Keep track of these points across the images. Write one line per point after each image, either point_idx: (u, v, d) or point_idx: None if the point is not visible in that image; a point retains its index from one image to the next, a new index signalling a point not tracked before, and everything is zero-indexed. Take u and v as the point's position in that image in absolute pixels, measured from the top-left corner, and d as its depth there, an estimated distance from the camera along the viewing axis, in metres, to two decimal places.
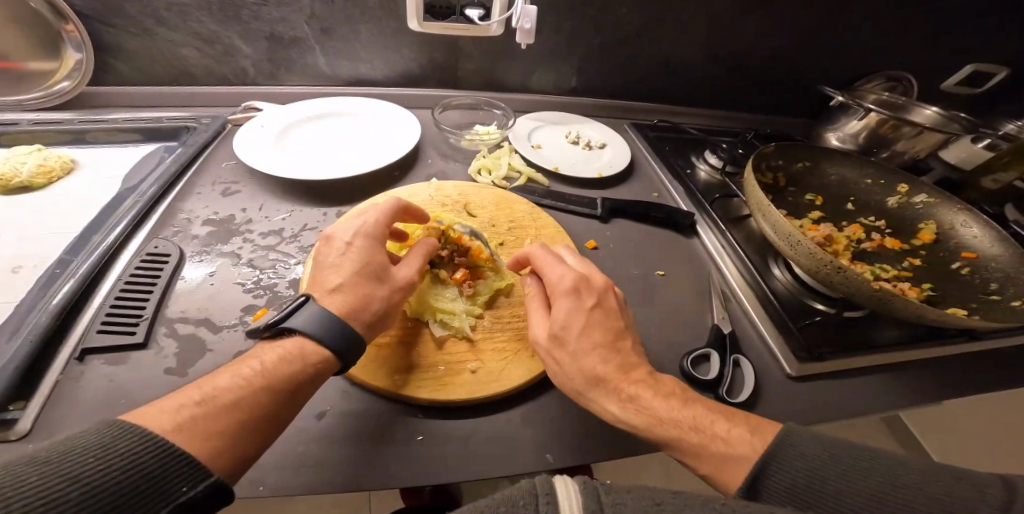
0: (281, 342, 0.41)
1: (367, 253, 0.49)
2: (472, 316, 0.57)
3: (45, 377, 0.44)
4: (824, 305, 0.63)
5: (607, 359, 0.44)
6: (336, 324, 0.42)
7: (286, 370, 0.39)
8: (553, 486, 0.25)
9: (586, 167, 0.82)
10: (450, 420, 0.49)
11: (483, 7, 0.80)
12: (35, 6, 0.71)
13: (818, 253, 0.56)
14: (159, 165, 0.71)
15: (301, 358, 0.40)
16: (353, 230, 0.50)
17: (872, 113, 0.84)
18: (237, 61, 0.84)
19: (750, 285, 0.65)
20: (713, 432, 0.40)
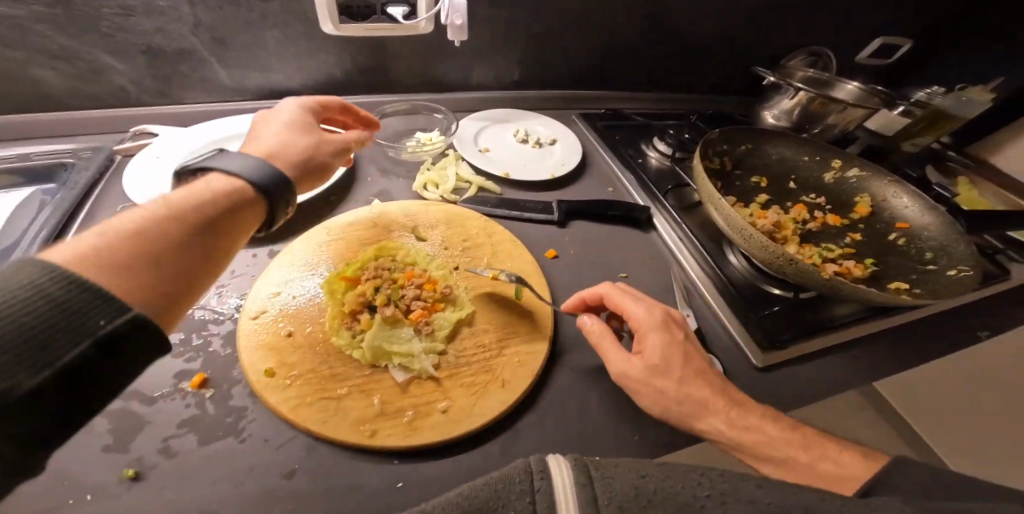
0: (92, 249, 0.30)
1: (294, 141, 0.51)
2: (434, 353, 0.52)
3: None
4: (780, 289, 0.65)
5: (707, 386, 0.46)
6: (260, 166, 0.43)
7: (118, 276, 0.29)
8: (547, 464, 0.29)
9: (538, 168, 0.79)
10: (429, 462, 0.46)
11: (407, 4, 0.73)
12: None
13: (771, 246, 0.56)
14: (38, 213, 0.60)
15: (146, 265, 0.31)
16: (280, 123, 0.52)
17: (802, 92, 0.86)
18: (111, 79, 0.72)
19: (711, 277, 0.66)
20: (823, 453, 0.43)
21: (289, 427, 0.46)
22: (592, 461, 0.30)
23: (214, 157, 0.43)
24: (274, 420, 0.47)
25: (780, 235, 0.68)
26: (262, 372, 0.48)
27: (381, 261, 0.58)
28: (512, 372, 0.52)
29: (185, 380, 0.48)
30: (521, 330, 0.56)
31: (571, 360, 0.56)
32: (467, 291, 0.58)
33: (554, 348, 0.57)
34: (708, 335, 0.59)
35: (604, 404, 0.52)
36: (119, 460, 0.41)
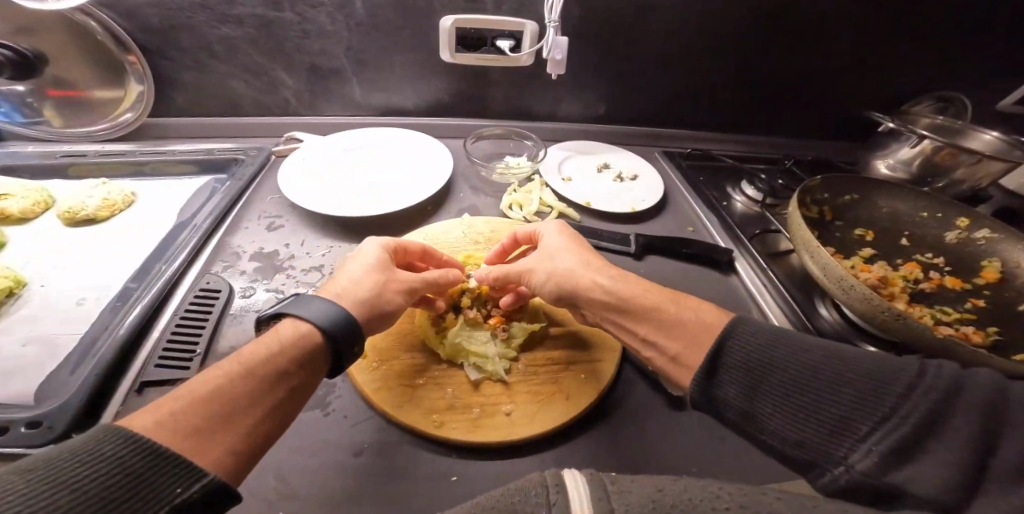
0: (282, 325, 0.42)
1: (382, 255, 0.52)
2: (507, 359, 0.57)
3: (105, 409, 0.48)
4: (876, 346, 0.62)
5: (599, 276, 0.54)
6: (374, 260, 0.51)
7: (267, 356, 0.39)
8: (561, 478, 0.26)
9: (619, 201, 0.82)
10: (486, 459, 0.49)
11: (513, 39, 0.83)
12: (98, 38, 0.75)
13: (874, 299, 0.54)
14: (210, 197, 0.76)
15: (300, 339, 0.41)
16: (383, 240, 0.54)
17: (926, 140, 0.80)
18: (280, 92, 0.88)
19: (796, 325, 0.64)
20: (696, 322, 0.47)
21: (366, 408, 0.53)
22: (611, 475, 0.27)
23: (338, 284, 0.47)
24: (355, 399, 0.53)
25: (887, 291, 0.64)
26: None
27: (467, 269, 0.66)
28: (577, 387, 0.55)
29: None
30: (588, 355, 0.59)
31: (635, 382, 0.58)
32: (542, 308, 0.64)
33: (622, 365, 0.59)
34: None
35: (664, 428, 0.54)
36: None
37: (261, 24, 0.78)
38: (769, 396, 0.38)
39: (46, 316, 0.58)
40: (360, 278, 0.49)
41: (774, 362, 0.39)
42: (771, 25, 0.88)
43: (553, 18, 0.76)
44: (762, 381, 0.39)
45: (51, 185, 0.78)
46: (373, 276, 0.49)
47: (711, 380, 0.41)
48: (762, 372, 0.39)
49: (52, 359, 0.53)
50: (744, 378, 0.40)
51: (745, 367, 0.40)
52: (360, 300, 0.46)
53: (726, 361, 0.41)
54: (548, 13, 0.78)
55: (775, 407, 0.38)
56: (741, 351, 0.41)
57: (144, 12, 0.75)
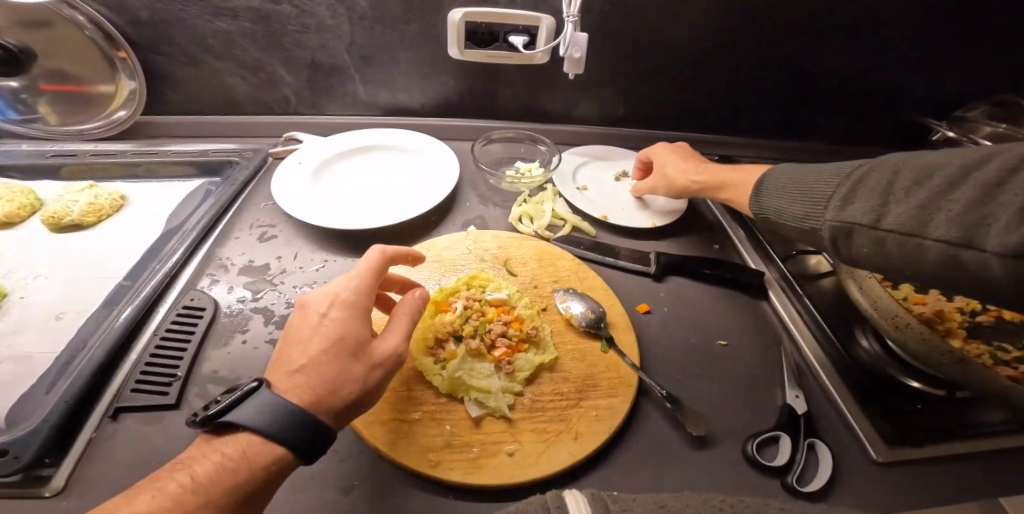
0: (240, 436, 0.35)
1: (347, 325, 0.42)
2: (511, 393, 0.52)
3: (79, 434, 0.45)
4: (923, 383, 0.55)
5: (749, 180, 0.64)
6: (333, 339, 0.41)
7: (223, 478, 0.32)
8: (563, 501, 0.22)
9: (638, 214, 0.76)
10: (484, 504, 0.44)
11: (528, 34, 0.77)
12: (88, 34, 0.71)
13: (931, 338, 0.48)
14: (202, 202, 0.71)
15: (271, 456, 0.35)
16: (335, 300, 0.44)
17: (989, 151, 0.72)
18: (279, 89, 0.83)
19: (833, 359, 0.58)
20: None
21: (356, 443, 0.48)
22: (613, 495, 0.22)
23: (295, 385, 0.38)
24: (346, 433, 0.49)
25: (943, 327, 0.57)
26: None
27: (472, 290, 0.61)
28: (589, 426, 0.49)
29: None
30: (602, 390, 0.53)
31: (655, 418, 0.52)
32: (551, 335, 0.59)
33: (639, 398, 0.54)
34: (820, 423, 0.52)
35: (687, 474, 0.48)
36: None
37: (258, 17, 0.73)
38: (801, 199, 0.50)
39: (25, 331, 0.55)
40: (329, 370, 0.39)
41: (816, 177, 0.49)
42: (811, 21, 0.80)
43: (571, 12, 0.70)
44: (806, 193, 0.49)
45: (40, 186, 0.75)
46: (347, 362, 0.40)
47: (755, 197, 0.57)
48: (803, 187, 0.50)
49: (27, 378, 0.49)
50: (783, 192, 0.53)
51: (793, 188, 0.52)
52: (328, 403, 0.38)
53: (764, 185, 0.57)
54: (567, 6, 0.71)
55: (801, 203, 0.49)
56: (785, 189, 0.53)
57: (133, 4, 0.70)
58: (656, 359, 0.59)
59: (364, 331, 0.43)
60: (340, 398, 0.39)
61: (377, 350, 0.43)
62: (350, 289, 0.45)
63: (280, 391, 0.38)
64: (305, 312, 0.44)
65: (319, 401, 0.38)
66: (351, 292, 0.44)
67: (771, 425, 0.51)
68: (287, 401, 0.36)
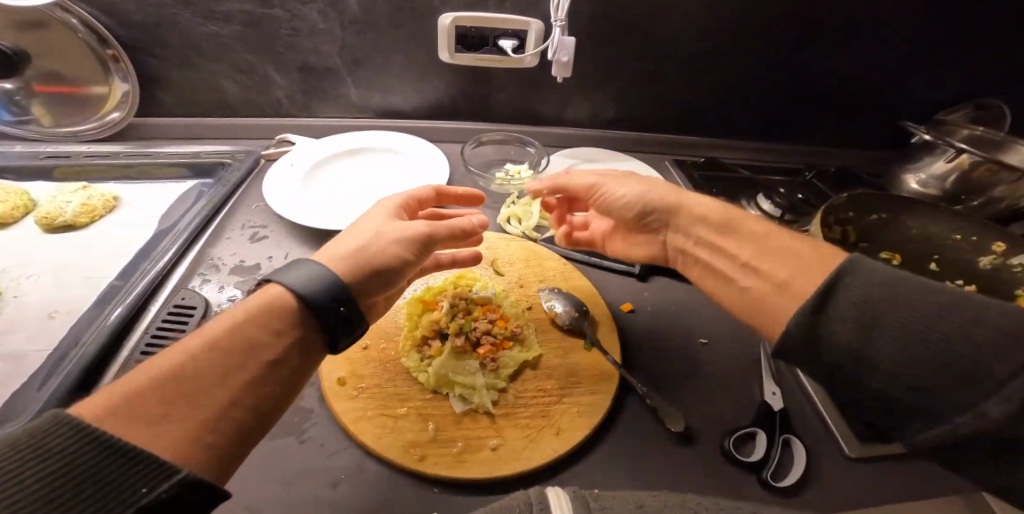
0: (263, 290, 0.38)
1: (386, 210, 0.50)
2: (496, 389, 0.53)
3: None
4: None
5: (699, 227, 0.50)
6: (374, 221, 0.48)
7: (229, 328, 0.34)
8: (545, 496, 0.27)
9: None
10: (467, 498, 0.45)
11: (517, 39, 0.78)
12: (82, 37, 0.72)
13: None
14: (194, 203, 0.72)
15: (272, 313, 0.37)
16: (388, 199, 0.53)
17: (963, 154, 0.74)
18: (272, 92, 0.84)
19: None
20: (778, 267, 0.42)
21: (344, 438, 0.49)
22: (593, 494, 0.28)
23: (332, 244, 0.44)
24: (334, 428, 0.50)
25: None
26: (335, 379, 0.52)
27: (459, 289, 0.62)
28: (571, 421, 0.51)
29: None
30: (584, 386, 0.54)
31: (637, 414, 0.54)
32: (536, 333, 0.60)
33: (620, 395, 0.55)
34: (795, 419, 0.54)
35: (666, 467, 0.49)
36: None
37: (251, 21, 0.74)
38: (886, 340, 0.30)
39: (17, 330, 0.55)
40: (359, 235, 0.45)
41: (891, 302, 0.31)
42: (794, 26, 0.82)
43: (559, 17, 0.71)
44: (904, 319, 0.30)
45: (33, 187, 0.75)
46: (375, 235, 0.45)
47: (808, 322, 0.33)
48: (878, 315, 0.31)
49: (19, 376, 0.50)
50: (862, 320, 0.31)
51: (863, 313, 0.31)
52: (348, 256, 0.43)
53: (829, 300, 0.33)
54: (554, 11, 0.72)
55: (898, 345, 0.29)
56: (857, 289, 0.32)
57: (127, 8, 0.71)
58: (639, 357, 0.60)
59: (388, 219, 0.49)
60: (364, 256, 0.44)
61: (402, 225, 0.48)
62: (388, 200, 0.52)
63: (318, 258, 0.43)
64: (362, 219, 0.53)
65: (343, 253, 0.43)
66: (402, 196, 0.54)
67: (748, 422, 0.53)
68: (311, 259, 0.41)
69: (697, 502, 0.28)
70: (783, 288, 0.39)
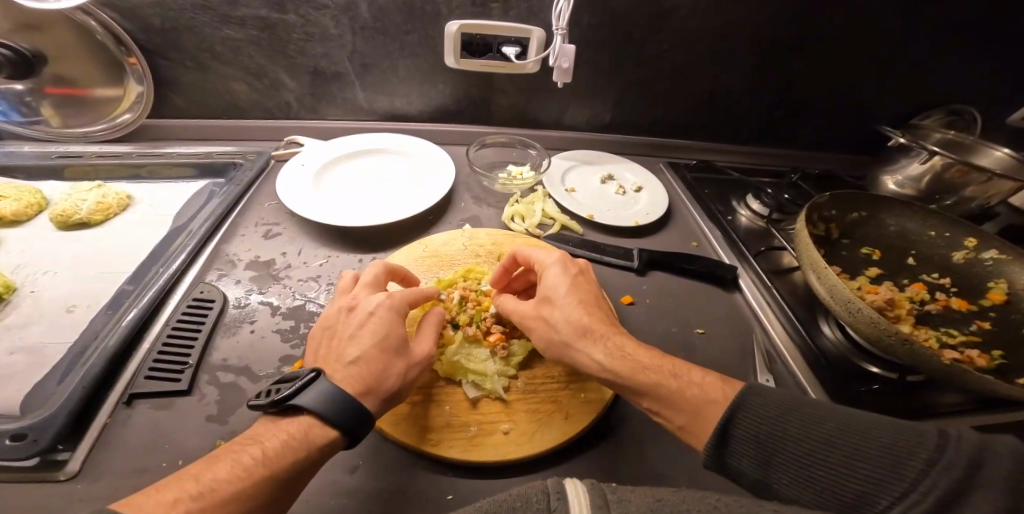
0: (297, 419, 0.40)
1: (391, 325, 0.47)
2: (506, 377, 0.56)
3: (93, 420, 0.45)
4: (880, 368, 0.61)
5: (610, 355, 0.49)
6: (389, 344, 0.46)
7: (289, 457, 0.37)
8: (563, 487, 0.28)
9: (622, 214, 0.82)
10: (481, 479, 0.48)
11: (520, 46, 0.82)
12: (101, 40, 0.74)
13: (881, 322, 0.53)
14: (207, 202, 0.74)
15: (321, 443, 0.39)
16: (381, 301, 0.49)
17: (936, 157, 0.79)
18: (281, 94, 0.87)
19: (798, 344, 0.64)
20: (690, 379, 0.47)
21: None
22: (611, 484, 0.29)
23: (349, 375, 0.43)
24: None
25: (893, 314, 0.64)
26: None
27: (468, 282, 0.65)
28: (578, 406, 0.53)
29: (287, 365, 0.53)
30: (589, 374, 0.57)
31: None
32: None
33: None
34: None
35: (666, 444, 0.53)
36: (215, 431, 0.46)
37: (265, 25, 0.77)
38: (783, 468, 0.38)
39: (36, 322, 0.56)
40: (380, 366, 0.44)
41: (781, 427, 0.39)
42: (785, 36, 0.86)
43: (560, 25, 0.75)
44: (792, 446, 0.38)
45: (46, 186, 0.77)
46: (391, 357, 0.45)
47: (721, 449, 0.42)
48: (772, 442, 0.39)
49: (38, 367, 0.50)
50: (758, 445, 0.40)
51: (759, 440, 0.40)
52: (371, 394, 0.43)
53: (732, 433, 0.41)
54: (556, 20, 0.76)
55: (795, 475, 0.37)
56: (749, 425, 0.41)
57: (145, 12, 0.73)
58: None
59: (404, 333, 0.47)
60: (383, 388, 0.44)
61: (418, 351, 0.48)
62: (398, 296, 0.50)
63: (336, 380, 0.43)
64: (352, 313, 0.49)
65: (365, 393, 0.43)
66: (408, 297, 0.50)
67: None
68: (342, 390, 0.41)
69: (719, 497, 0.27)
70: (681, 431, 0.45)
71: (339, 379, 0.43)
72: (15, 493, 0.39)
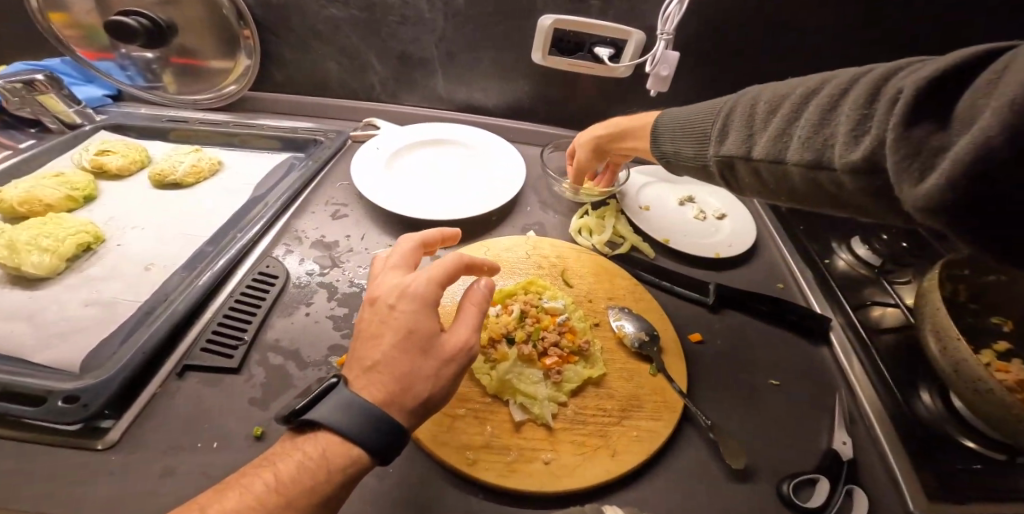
0: (320, 437, 0.36)
1: (416, 319, 0.40)
2: (555, 403, 0.52)
3: (145, 387, 0.47)
4: (978, 444, 0.51)
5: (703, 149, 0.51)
6: (412, 341, 0.39)
7: (305, 481, 0.33)
8: None
9: (701, 242, 0.74)
10: (512, 504, 0.45)
11: (614, 47, 0.76)
12: (226, 13, 0.76)
13: (1021, 411, 0.44)
14: (285, 176, 0.77)
15: (345, 459, 0.35)
16: (400, 289, 0.42)
17: None
18: (368, 77, 0.88)
19: (889, 411, 0.54)
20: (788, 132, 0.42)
21: None
22: None
23: (373, 381, 0.38)
24: None
25: None
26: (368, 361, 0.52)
27: (529, 296, 0.61)
28: (628, 445, 0.48)
29: (334, 354, 0.53)
30: (645, 414, 0.52)
31: (699, 455, 0.50)
32: (601, 353, 0.58)
33: (681, 431, 0.52)
34: (861, 469, 0.49)
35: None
36: (256, 416, 0.46)
37: (365, 6, 0.77)
38: None
39: (118, 276, 0.59)
40: (405, 367, 0.38)
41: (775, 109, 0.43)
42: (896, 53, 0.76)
43: (665, 28, 0.69)
44: None
45: (151, 145, 0.83)
46: (417, 356, 0.39)
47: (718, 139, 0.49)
48: None
49: (110, 322, 0.53)
50: None
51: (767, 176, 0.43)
52: (395, 401, 0.37)
53: None
54: (662, 22, 0.69)
55: None
56: None
57: None
58: (704, 392, 0.57)
59: (431, 326, 0.40)
60: (412, 395, 0.38)
61: (451, 346, 0.41)
62: (422, 281, 0.42)
63: (357, 389, 0.38)
64: (374, 305, 0.43)
65: (388, 401, 0.37)
66: (435, 280, 0.43)
67: (810, 469, 0.48)
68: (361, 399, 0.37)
69: None
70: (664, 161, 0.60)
71: (361, 387, 0.38)
72: (67, 447, 0.41)
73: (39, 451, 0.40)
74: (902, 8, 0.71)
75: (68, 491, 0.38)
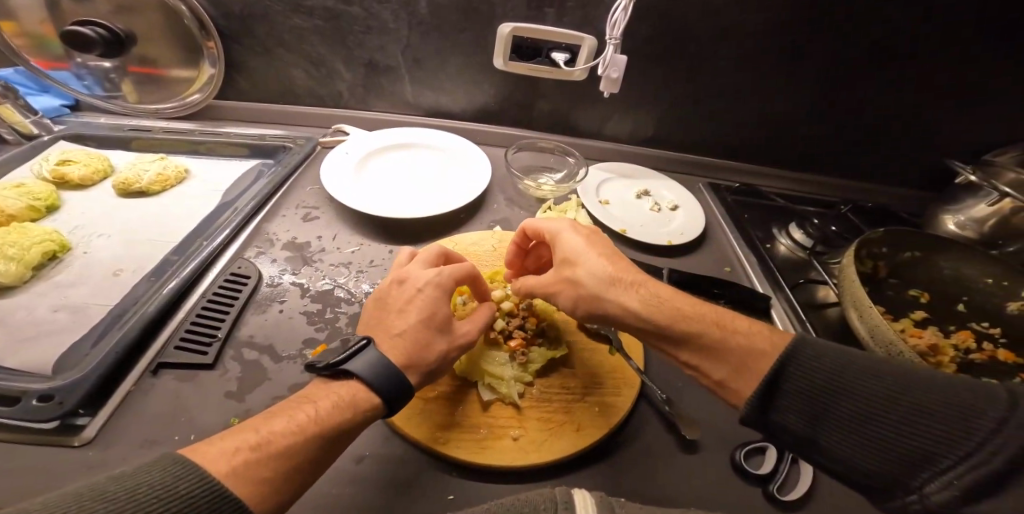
0: (348, 382, 0.41)
1: (436, 303, 0.47)
2: (522, 383, 0.56)
3: (119, 386, 0.48)
4: None
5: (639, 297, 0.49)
6: (432, 320, 0.46)
7: (337, 417, 0.39)
8: (571, 496, 0.28)
9: (655, 232, 0.80)
10: (485, 480, 0.48)
11: (570, 52, 0.82)
12: (187, 22, 0.78)
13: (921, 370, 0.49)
14: (255, 181, 0.78)
15: (368, 405, 0.41)
16: (426, 278, 0.49)
17: (1007, 199, 0.73)
18: (335, 84, 0.90)
19: None
20: (736, 329, 0.47)
21: None
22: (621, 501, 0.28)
23: (394, 351, 0.44)
24: None
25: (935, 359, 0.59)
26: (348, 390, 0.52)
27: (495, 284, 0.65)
28: (591, 419, 0.53)
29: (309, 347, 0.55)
30: (604, 388, 0.56)
31: (652, 422, 0.55)
32: (563, 334, 0.63)
33: (638, 401, 0.57)
34: None
35: (678, 471, 0.51)
36: (231, 409, 0.47)
37: (330, 16, 0.80)
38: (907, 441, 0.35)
39: (85, 283, 0.59)
40: (422, 340, 0.45)
41: (863, 405, 0.37)
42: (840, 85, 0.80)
43: (614, 35, 0.74)
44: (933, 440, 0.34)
45: (113, 154, 0.82)
46: (433, 337, 0.46)
47: (767, 406, 0.41)
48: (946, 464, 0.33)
49: (79, 327, 0.53)
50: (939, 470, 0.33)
51: (838, 460, 0.38)
52: (410, 367, 0.44)
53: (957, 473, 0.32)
54: (611, 29, 0.75)
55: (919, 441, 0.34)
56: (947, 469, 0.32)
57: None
58: (659, 368, 0.62)
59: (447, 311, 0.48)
60: (424, 363, 0.45)
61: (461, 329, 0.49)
62: (445, 274, 0.49)
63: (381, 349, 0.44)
64: (400, 287, 0.49)
65: (408, 366, 0.43)
66: (455, 275, 0.50)
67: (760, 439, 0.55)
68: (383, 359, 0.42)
69: None
70: (722, 386, 0.45)
71: (382, 349, 0.44)
72: (42, 445, 0.42)
73: (13, 452, 0.41)
74: (902, 9, 0.75)
75: (45, 486, 0.39)
